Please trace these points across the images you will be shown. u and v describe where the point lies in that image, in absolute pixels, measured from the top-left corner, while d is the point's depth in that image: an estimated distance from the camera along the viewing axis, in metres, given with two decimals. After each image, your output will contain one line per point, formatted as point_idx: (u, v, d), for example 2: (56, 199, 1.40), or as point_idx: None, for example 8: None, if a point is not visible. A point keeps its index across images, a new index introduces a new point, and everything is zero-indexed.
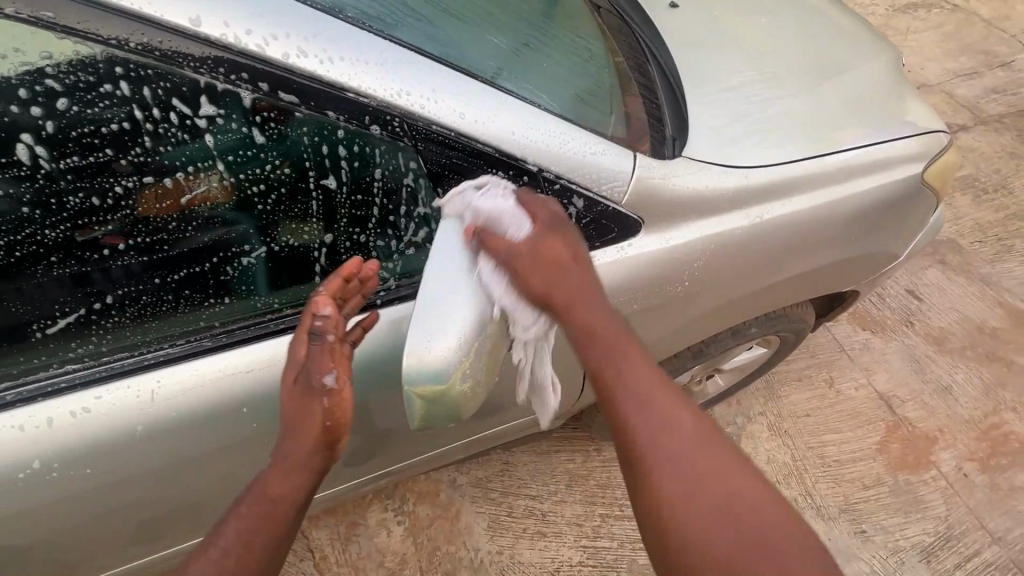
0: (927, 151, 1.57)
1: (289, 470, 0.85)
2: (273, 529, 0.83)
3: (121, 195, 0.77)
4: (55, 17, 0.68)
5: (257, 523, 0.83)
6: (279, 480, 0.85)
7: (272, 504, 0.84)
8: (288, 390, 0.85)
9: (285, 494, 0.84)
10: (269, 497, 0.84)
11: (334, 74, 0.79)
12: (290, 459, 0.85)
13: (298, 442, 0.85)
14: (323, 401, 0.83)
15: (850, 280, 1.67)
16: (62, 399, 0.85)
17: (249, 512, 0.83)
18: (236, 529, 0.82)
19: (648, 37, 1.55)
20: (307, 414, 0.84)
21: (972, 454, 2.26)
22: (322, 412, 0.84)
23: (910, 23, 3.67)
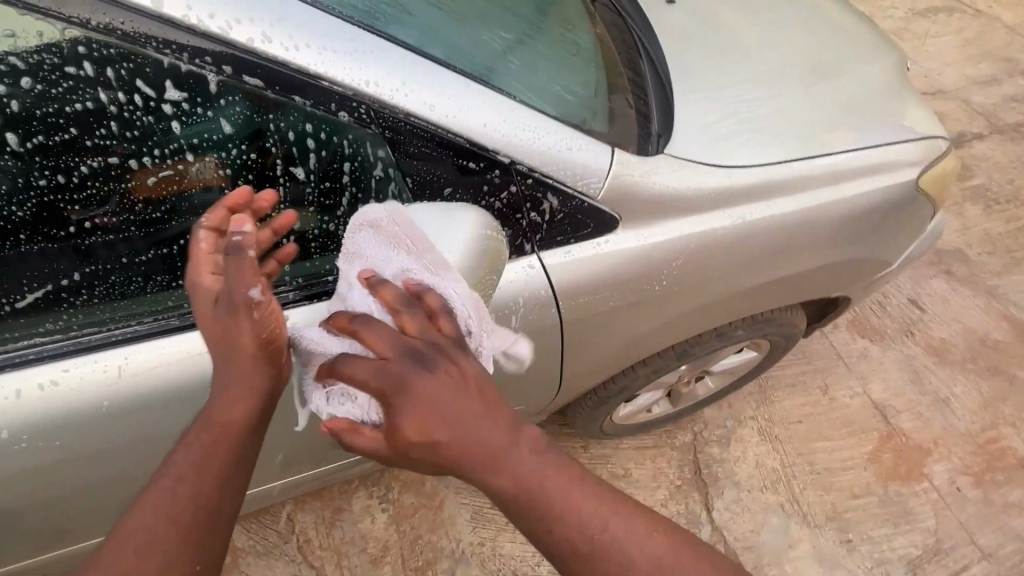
0: (923, 157, 1.54)
1: (238, 395, 0.78)
2: (228, 458, 0.76)
3: (86, 175, 0.78)
4: None
5: (204, 451, 0.76)
6: (225, 409, 0.78)
7: (220, 435, 0.77)
8: (208, 312, 0.78)
9: (235, 421, 0.78)
10: (218, 427, 0.77)
11: (302, 62, 0.79)
12: (238, 385, 0.78)
13: (236, 362, 0.78)
14: (251, 316, 0.77)
15: (839, 285, 1.65)
16: (29, 370, 0.87)
17: (197, 440, 0.76)
18: (184, 456, 0.75)
19: (641, 33, 1.53)
20: (242, 335, 0.78)
21: (967, 468, 2.23)
22: (257, 328, 0.78)
23: (929, 27, 3.59)
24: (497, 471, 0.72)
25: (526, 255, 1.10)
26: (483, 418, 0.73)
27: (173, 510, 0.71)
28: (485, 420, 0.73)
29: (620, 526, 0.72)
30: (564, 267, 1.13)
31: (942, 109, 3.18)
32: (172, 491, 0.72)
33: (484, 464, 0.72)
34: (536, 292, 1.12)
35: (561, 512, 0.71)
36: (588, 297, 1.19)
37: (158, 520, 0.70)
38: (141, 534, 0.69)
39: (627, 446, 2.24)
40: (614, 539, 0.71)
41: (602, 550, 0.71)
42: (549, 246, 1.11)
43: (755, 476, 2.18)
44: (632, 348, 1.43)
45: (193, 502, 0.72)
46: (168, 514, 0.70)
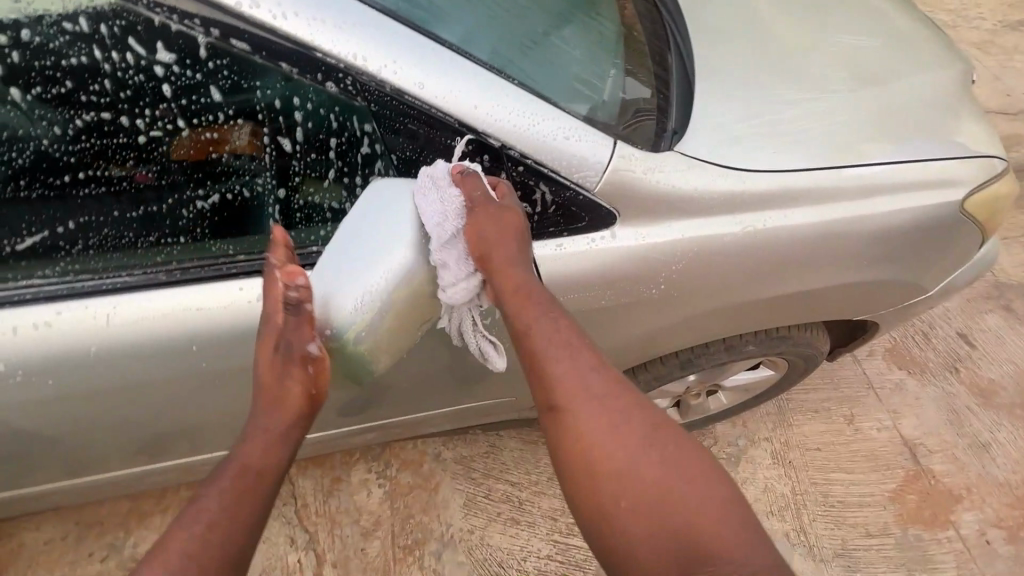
0: (973, 178, 1.41)
1: (272, 441, 0.87)
2: (261, 501, 0.81)
3: (81, 128, 0.84)
4: None
5: (233, 501, 0.78)
6: (259, 454, 0.85)
7: (254, 475, 0.82)
8: (267, 353, 0.88)
9: (271, 467, 0.84)
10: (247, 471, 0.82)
11: (290, 29, 0.79)
12: (272, 438, 0.87)
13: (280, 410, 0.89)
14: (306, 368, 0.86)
15: (865, 308, 1.54)
16: (27, 309, 0.91)
17: (226, 487, 0.79)
18: (221, 493, 0.79)
19: (675, 23, 1.46)
20: (293, 379, 0.88)
21: (1000, 520, 2.05)
22: (307, 379, 0.88)
23: (1020, 41, 3.27)
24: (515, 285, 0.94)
25: None
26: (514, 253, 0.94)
27: (214, 539, 0.74)
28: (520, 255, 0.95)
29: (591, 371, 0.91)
30: (554, 260, 1.10)
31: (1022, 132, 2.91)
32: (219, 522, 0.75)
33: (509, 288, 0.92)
34: None
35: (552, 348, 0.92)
36: (581, 294, 1.16)
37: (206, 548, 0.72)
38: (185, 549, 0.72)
39: None
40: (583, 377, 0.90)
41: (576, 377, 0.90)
42: (540, 237, 1.09)
43: (762, 500, 2.07)
44: (630, 351, 1.38)
45: (224, 549, 0.73)
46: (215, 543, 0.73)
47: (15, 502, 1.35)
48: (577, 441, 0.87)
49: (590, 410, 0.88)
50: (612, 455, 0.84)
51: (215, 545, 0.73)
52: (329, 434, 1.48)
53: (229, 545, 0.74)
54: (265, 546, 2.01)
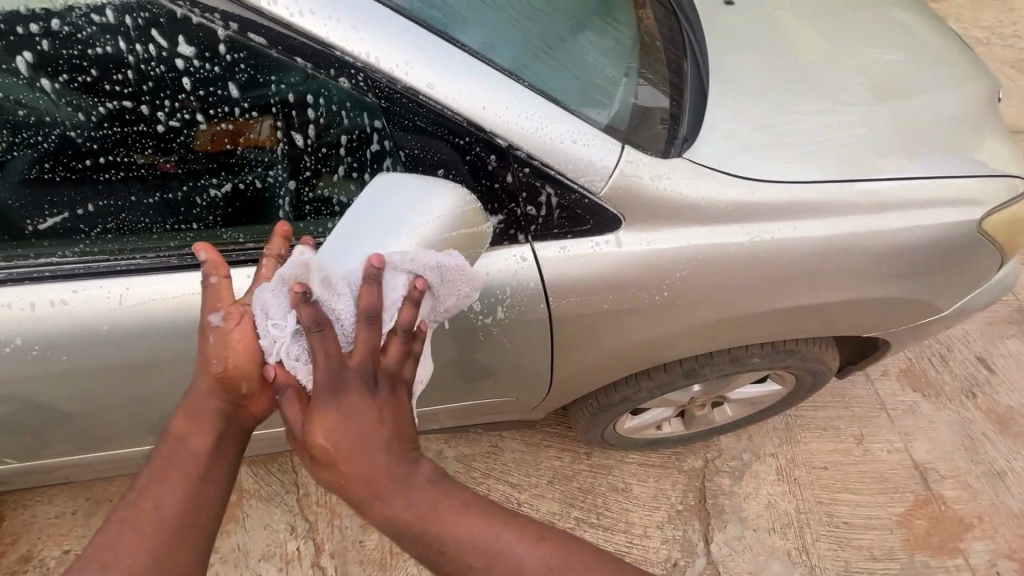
0: (993, 196, 1.38)
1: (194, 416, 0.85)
2: (189, 474, 0.80)
3: (103, 116, 0.83)
4: None
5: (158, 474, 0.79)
6: (181, 432, 0.83)
7: (178, 449, 0.82)
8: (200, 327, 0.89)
9: (195, 446, 0.82)
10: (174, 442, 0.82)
11: (306, 25, 0.80)
12: (188, 424, 0.84)
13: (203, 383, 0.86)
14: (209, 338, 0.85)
15: (876, 326, 1.51)
16: (45, 286, 0.95)
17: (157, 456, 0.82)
18: (148, 481, 0.79)
19: (692, 33, 1.47)
20: (215, 353, 0.85)
21: (1013, 552, 1.98)
22: (217, 351, 0.85)
23: None
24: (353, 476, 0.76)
25: (518, 244, 1.09)
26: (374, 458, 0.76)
27: (128, 529, 0.73)
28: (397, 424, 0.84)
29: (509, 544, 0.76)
30: (557, 263, 1.11)
31: None
32: (135, 511, 0.75)
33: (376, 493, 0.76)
34: (526, 285, 1.11)
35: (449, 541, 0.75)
36: (583, 297, 1.16)
37: (119, 544, 0.72)
38: (100, 551, 0.71)
39: (632, 462, 2.15)
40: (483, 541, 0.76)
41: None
42: (544, 239, 1.09)
43: (764, 517, 2.04)
44: (632, 357, 1.38)
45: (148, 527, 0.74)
46: (127, 536, 0.73)
47: (31, 474, 1.40)
48: None
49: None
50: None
51: (130, 537, 0.73)
52: None
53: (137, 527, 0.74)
54: (265, 532, 2.05)
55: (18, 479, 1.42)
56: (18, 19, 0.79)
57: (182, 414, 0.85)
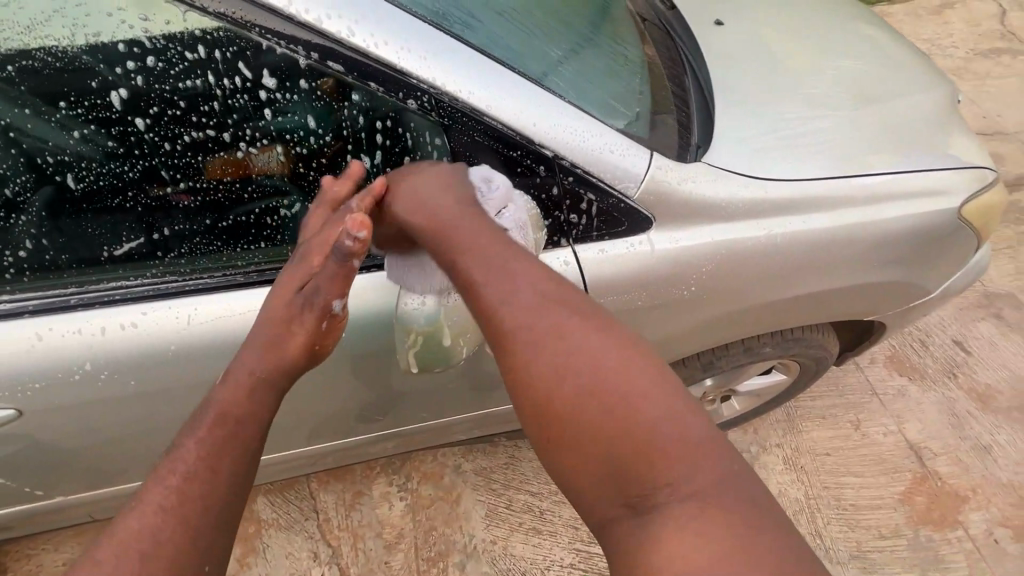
0: (965, 186, 1.53)
1: (262, 388, 0.83)
2: (235, 454, 0.74)
3: (188, 144, 0.89)
4: None
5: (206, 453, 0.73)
6: (236, 400, 0.80)
7: (234, 425, 0.77)
8: (289, 294, 0.92)
9: (255, 420, 0.79)
10: (231, 418, 0.78)
11: (382, 53, 0.89)
12: (253, 389, 0.82)
13: (283, 358, 0.86)
14: (323, 322, 0.90)
15: (872, 309, 1.64)
16: (116, 310, 0.98)
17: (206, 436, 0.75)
18: (191, 456, 0.72)
19: (688, 52, 1.61)
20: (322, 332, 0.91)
21: (1006, 520, 2.07)
22: (318, 332, 0.90)
23: (991, 68, 3.47)
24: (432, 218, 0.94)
25: (561, 247, 1.16)
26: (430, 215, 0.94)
27: (177, 511, 0.67)
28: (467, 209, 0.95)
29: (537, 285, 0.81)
30: (598, 263, 1.19)
31: (999, 151, 3.06)
32: (181, 489, 0.69)
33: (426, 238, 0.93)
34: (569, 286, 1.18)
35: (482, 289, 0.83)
36: (617, 295, 1.24)
37: (163, 526, 0.66)
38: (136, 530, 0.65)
39: None
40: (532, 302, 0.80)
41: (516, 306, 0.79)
42: (585, 242, 1.18)
43: None
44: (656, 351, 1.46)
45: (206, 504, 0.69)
46: (174, 518, 0.66)
47: (46, 515, 1.32)
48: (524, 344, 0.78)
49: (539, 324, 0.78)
50: (555, 381, 0.73)
51: (174, 520, 0.66)
52: (346, 443, 1.53)
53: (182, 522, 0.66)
54: (288, 561, 1.99)
55: (30, 522, 1.32)
56: (116, 58, 0.83)
57: (233, 382, 0.81)
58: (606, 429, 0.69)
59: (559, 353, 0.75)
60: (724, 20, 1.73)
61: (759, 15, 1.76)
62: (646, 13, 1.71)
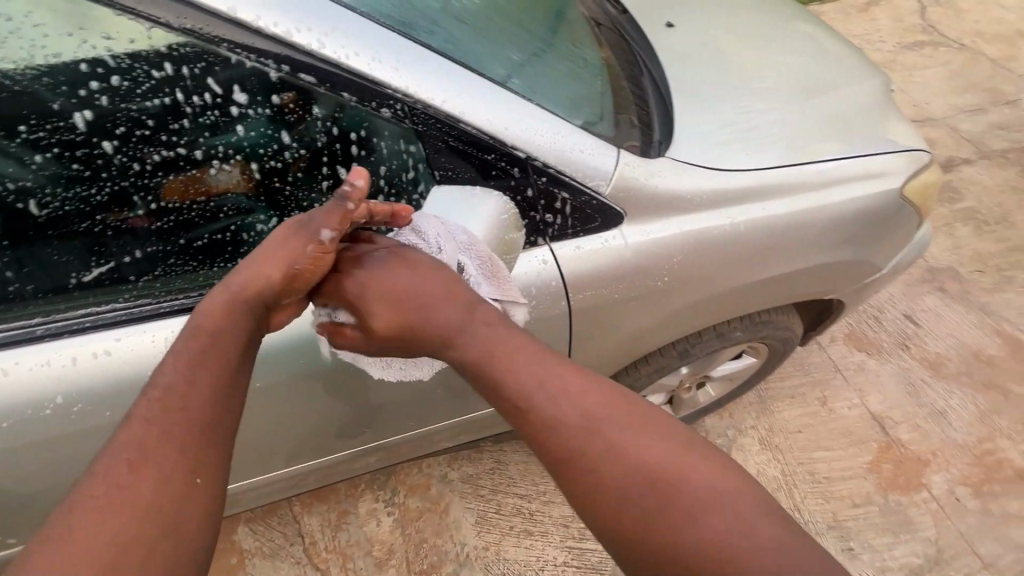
0: (905, 168, 1.64)
1: (230, 301, 0.81)
2: (216, 372, 0.72)
3: (158, 163, 0.89)
4: (132, 4, 0.81)
5: (184, 369, 0.71)
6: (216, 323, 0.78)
7: (210, 344, 0.74)
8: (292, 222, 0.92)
9: (227, 339, 0.76)
10: (206, 335, 0.75)
11: (353, 63, 0.91)
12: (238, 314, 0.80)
13: (254, 280, 0.84)
14: (308, 247, 0.89)
15: (830, 288, 1.73)
16: (87, 338, 0.95)
17: (183, 349, 0.74)
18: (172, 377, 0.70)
19: (643, 53, 1.68)
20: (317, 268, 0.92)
21: (964, 478, 2.21)
22: (301, 255, 0.88)
23: (915, 59, 3.73)
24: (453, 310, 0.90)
25: (538, 246, 1.19)
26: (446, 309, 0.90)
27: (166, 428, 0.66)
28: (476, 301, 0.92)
29: (588, 387, 0.81)
30: (574, 260, 1.22)
31: (928, 136, 3.28)
32: (165, 411, 0.67)
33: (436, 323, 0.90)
34: (548, 284, 1.21)
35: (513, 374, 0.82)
36: (593, 290, 1.27)
37: (154, 450, 0.64)
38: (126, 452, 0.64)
39: None
40: (568, 389, 0.80)
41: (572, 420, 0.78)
42: (562, 239, 1.21)
43: None
44: (633, 342, 1.50)
45: (189, 408, 0.68)
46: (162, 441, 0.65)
47: None
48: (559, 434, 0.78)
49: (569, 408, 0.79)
50: (601, 468, 0.75)
51: (159, 433, 0.65)
52: (331, 460, 1.50)
53: (167, 432, 0.65)
54: None
55: None
56: (80, 82, 0.83)
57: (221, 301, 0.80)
58: (658, 513, 0.71)
59: (600, 436, 0.77)
60: (674, 22, 1.81)
61: (705, 16, 1.85)
62: (600, 17, 1.77)
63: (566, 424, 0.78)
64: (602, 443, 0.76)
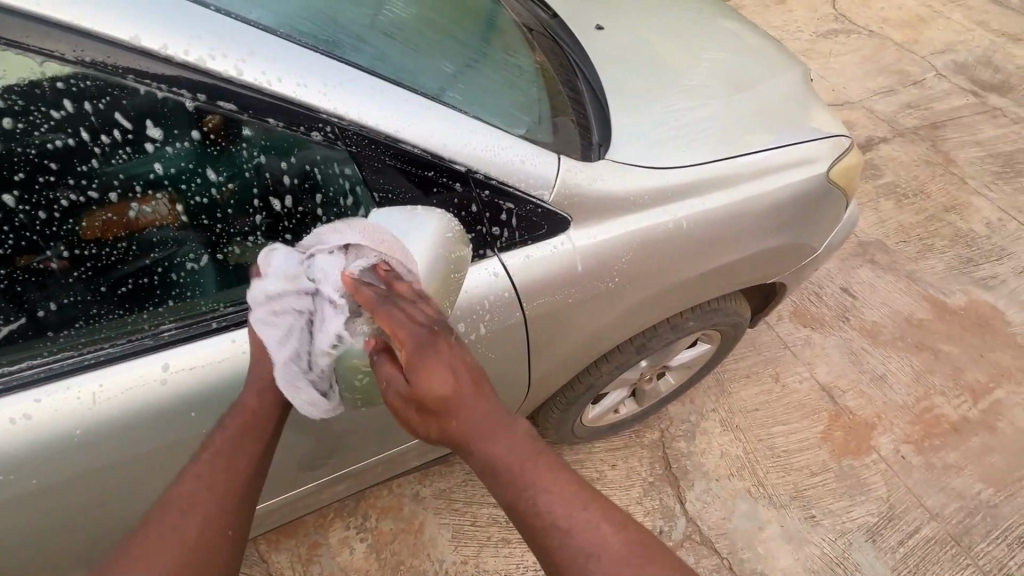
0: (830, 154, 1.74)
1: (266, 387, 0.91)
2: (257, 442, 0.88)
3: (66, 208, 0.83)
4: (18, 38, 0.75)
5: (239, 433, 0.87)
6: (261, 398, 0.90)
7: (252, 417, 0.89)
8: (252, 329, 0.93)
9: (268, 409, 0.91)
10: (252, 409, 0.90)
11: (274, 87, 0.88)
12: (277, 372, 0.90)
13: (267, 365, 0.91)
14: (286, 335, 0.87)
15: (773, 272, 1.81)
16: (2, 402, 0.87)
17: (233, 424, 0.88)
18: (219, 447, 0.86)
19: (576, 55, 1.70)
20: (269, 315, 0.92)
21: (908, 437, 2.36)
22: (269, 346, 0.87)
23: (831, 47, 3.96)
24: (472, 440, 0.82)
25: (487, 258, 1.18)
26: (472, 407, 0.82)
27: (212, 488, 0.81)
28: (491, 415, 0.83)
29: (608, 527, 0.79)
30: (524, 268, 1.22)
31: (848, 118, 3.50)
32: (208, 475, 0.82)
33: (472, 437, 0.82)
34: (501, 294, 1.20)
35: (531, 501, 0.81)
36: (546, 296, 1.27)
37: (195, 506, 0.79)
38: (179, 503, 0.80)
39: (599, 449, 2.28)
40: (586, 523, 0.79)
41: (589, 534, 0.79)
42: (510, 249, 1.20)
43: (721, 465, 2.25)
44: (591, 342, 1.52)
45: (229, 474, 0.83)
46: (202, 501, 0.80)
47: None
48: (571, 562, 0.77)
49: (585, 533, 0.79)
50: None
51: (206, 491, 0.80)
52: (294, 495, 1.44)
53: (211, 492, 0.81)
54: None
55: None
56: None
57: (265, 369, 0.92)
58: None
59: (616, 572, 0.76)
60: (604, 24, 1.84)
61: (634, 18, 1.89)
62: (532, 23, 1.77)
63: (581, 552, 0.78)
64: None
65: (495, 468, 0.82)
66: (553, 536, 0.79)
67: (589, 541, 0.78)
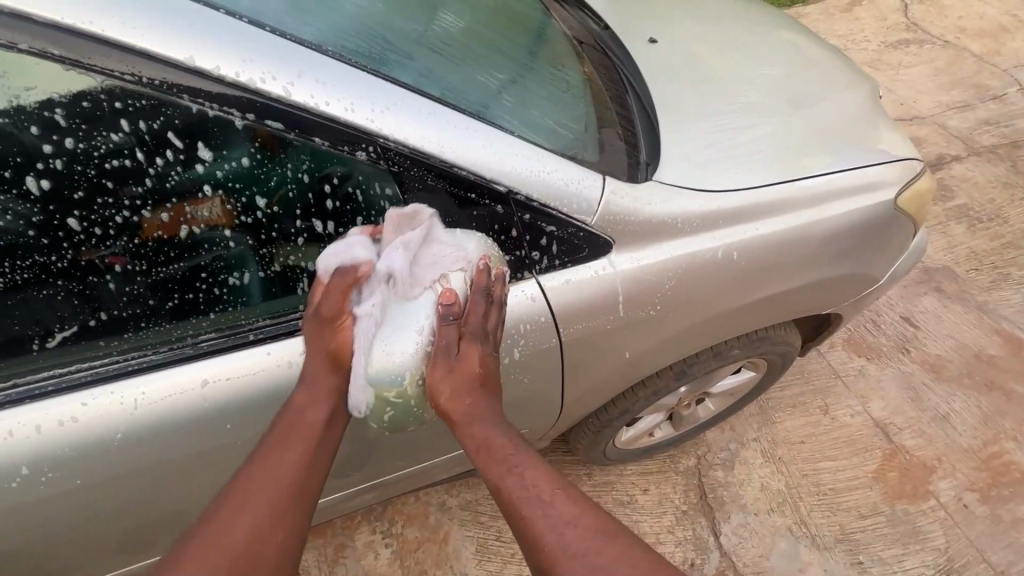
0: (899, 179, 1.61)
1: (270, 458, 0.90)
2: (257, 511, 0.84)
3: (121, 225, 0.85)
4: (83, 59, 0.78)
5: (239, 503, 0.84)
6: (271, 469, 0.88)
7: (255, 481, 0.87)
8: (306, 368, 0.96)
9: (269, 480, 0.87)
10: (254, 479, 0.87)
11: (318, 108, 0.88)
12: (288, 446, 0.91)
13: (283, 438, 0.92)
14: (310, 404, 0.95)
15: (830, 301, 1.69)
16: (51, 404, 0.90)
17: (232, 495, 0.85)
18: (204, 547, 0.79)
19: (628, 71, 1.63)
20: (326, 291, 0.97)
21: (972, 484, 2.17)
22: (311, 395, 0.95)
23: (901, 58, 3.72)
24: (467, 424, 0.95)
25: (524, 280, 1.15)
26: (477, 395, 0.96)
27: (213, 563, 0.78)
28: (487, 408, 0.97)
29: (577, 508, 0.86)
30: (562, 292, 1.18)
31: (917, 134, 3.27)
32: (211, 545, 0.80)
33: (470, 419, 0.95)
34: (537, 319, 1.17)
35: (514, 478, 0.90)
36: (584, 322, 1.23)
37: (238, 517, 0.82)
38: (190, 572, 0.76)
39: (631, 472, 2.20)
40: (557, 498, 0.87)
41: (552, 520, 0.85)
42: (548, 271, 1.17)
43: (760, 499, 2.13)
44: (629, 368, 1.46)
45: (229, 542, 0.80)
46: (247, 511, 0.83)
47: None
48: (544, 537, 0.83)
49: (556, 508, 0.86)
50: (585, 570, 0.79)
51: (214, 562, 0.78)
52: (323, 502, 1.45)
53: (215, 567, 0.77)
54: None
55: None
56: (31, 146, 0.78)
57: (262, 455, 0.90)
58: None
59: (583, 541, 0.82)
60: (657, 36, 1.78)
61: (687, 30, 1.82)
62: (583, 35, 1.71)
63: (552, 525, 0.84)
64: (583, 555, 0.81)
65: (479, 449, 0.93)
66: (527, 509, 0.86)
67: (560, 515, 0.85)
